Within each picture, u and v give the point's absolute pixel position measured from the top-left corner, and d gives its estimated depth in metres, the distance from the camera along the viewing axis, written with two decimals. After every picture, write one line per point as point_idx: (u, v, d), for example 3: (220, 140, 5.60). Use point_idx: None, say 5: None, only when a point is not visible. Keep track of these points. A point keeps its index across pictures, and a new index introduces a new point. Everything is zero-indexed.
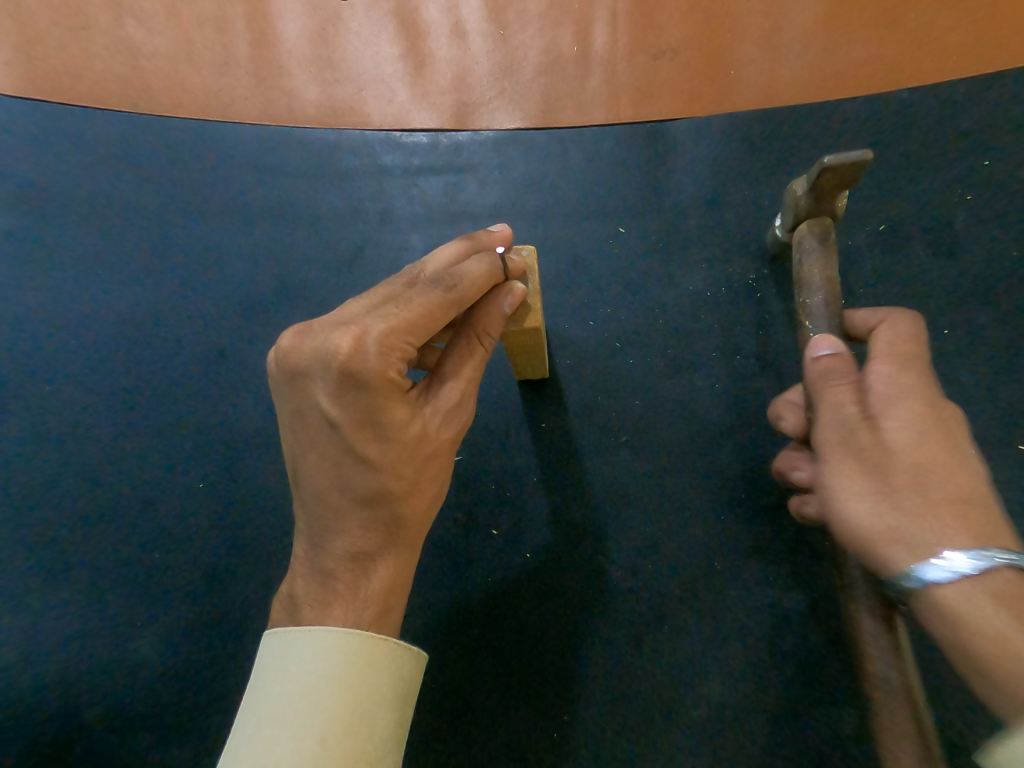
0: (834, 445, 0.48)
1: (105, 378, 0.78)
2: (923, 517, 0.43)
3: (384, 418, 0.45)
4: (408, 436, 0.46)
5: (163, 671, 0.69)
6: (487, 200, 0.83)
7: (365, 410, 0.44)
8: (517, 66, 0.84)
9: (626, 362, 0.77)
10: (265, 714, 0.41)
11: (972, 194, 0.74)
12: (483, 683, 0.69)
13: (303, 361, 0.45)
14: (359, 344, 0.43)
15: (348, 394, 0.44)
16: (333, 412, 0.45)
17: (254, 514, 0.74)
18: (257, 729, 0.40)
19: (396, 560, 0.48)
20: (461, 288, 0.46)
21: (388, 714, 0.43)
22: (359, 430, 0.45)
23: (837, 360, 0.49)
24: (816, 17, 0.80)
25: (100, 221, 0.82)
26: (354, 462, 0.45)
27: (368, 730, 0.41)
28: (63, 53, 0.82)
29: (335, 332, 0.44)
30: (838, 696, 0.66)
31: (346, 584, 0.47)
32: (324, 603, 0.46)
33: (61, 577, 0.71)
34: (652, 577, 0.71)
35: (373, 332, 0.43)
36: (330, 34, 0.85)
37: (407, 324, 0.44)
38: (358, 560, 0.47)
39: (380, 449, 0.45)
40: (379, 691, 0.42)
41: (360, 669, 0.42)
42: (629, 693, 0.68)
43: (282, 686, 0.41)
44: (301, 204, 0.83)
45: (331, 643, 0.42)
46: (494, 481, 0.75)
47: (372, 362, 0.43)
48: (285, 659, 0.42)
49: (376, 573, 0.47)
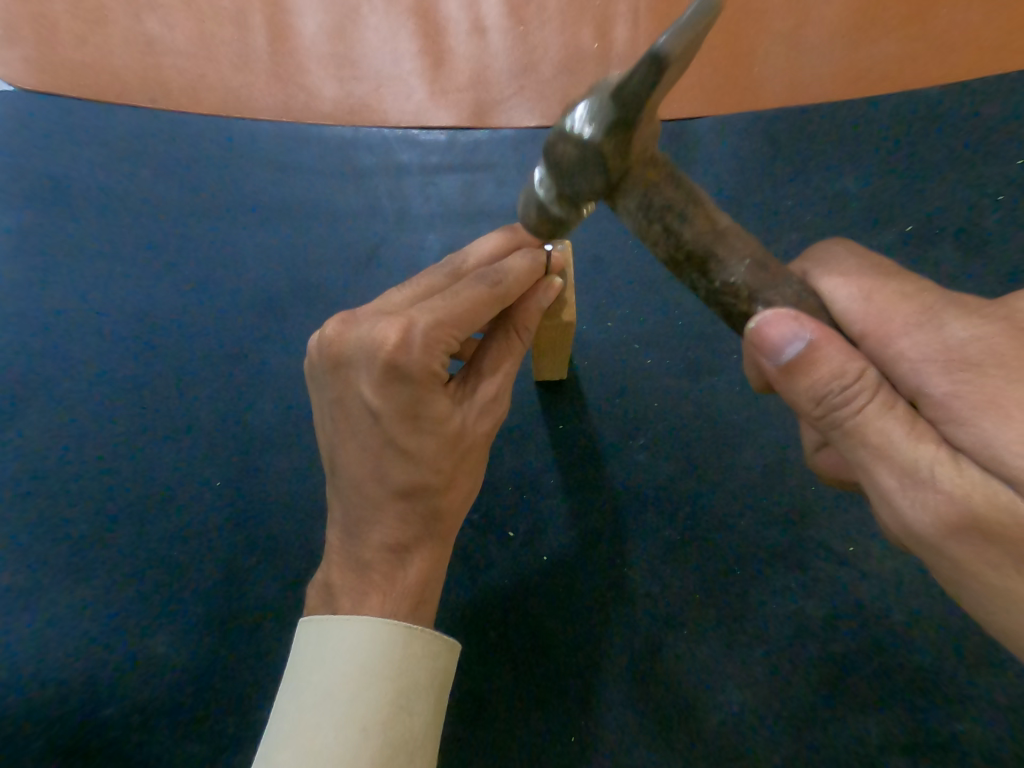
0: (904, 490, 0.37)
1: (122, 376, 0.77)
2: (1009, 518, 0.33)
3: (427, 409, 0.45)
4: (449, 429, 0.46)
5: (183, 670, 0.68)
6: (506, 199, 0.82)
7: (407, 403, 0.44)
8: (537, 62, 0.82)
9: (645, 361, 0.77)
10: (304, 702, 0.40)
11: (1000, 194, 0.74)
12: (505, 682, 0.69)
13: (345, 351, 0.45)
14: (406, 336, 0.43)
15: (392, 385, 0.43)
16: (376, 404, 0.44)
17: (274, 512, 0.73)
18: (298, 717, 0.40)
19: (431, 552, 0.48)
20: (505, 284, 0.45)
21: (426, 705, 0.42)
22: (400, 423, 0.44)
23: (817, 351, 0.38)
24: (844, 11, 0.76)
25: (119, 217, 0.81)
26: (394, 455, 0.45)
27: (407, 721, 0.41)
28: (78, 47, 0.80)
29: (380, 323, 0.43)
30: (863, 697, 0.65)
31: (382, 574, 0.46)
32: (361, 593, 0.46)
33: (80, 577, 0.70)
34: (674, 576, 0.70)
35: (419, 323, 0.43)
36: (346, 29, 0.82)
37: (452, 316, 0.44)
38: (395, 552, 0.47)
39: (421, 442, 0.45)
40: (418, 681, 0.42)
41: (400, 659, 0.41)
42: (655, 692, 0.67)
43: (321, 675, 0.41)
44: (320, 201, 0.82)
45: (371, 631, 0.41)
46: (512, 481, 0.75)
47: (418, 354, 0.43)
48: (325, 646, 0.42)
49: (413, 565, 0.47)
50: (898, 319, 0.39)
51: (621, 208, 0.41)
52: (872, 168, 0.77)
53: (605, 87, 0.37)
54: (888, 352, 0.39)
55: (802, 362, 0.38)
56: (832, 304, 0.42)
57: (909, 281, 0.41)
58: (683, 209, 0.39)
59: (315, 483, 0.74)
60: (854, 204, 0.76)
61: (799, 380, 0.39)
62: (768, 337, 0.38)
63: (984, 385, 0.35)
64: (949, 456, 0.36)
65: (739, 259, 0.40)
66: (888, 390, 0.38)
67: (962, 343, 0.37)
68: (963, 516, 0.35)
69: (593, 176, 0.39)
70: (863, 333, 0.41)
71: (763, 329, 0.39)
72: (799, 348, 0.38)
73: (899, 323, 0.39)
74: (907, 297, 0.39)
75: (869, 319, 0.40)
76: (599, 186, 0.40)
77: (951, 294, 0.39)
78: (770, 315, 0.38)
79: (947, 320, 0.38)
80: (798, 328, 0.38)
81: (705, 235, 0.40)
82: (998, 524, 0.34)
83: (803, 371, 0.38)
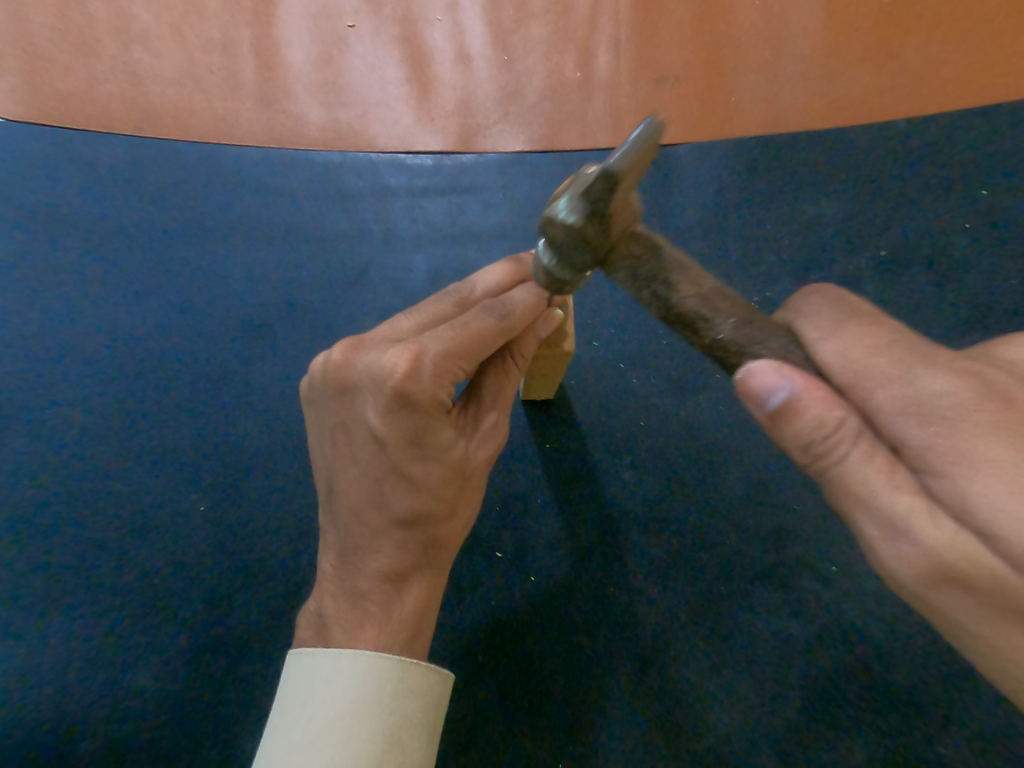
0: (884, 538, 0.38)
1: (107, 400, 0.77)
2: (985, 570, 0.34)
3: (433, 439, 0.45)
4: (453, 459, 0.47)
5: (169, 699, 0.67)
6: (493, 222, 0.83)
7: (413, 431, 0.45)
8: (521, 90, 0.84)
9: (630, 382, 0.78)
10: (296, 738, 0.40)
11: (968, 221, 0.76)
12: (495, 708, 0.68)
13: (352, 378, 0.46)
14: (415, 365, 0.43)
15: (399, 413, 0.44)
16: (382, 431, 0.45)
17: (263, 536, 0.73)
18: (289, 754, 0.40)
19: (428, 583, 0.48)
20: (512, 318, 0.46)
21: (419, 740, 0.42)
22: (406, 451, 0.45)
23: (801, 400, 0.39)
24: (815, 44, 0.80)
25: (103, 240, 0.81)
26: (398, 483, 0.45)
27: (400, 757, 0.41)
28: (65, 75, 0.80)
29: (387, 351, 0.44)
30: (847, 713, 0.66)
31: (378, 606, 0.46)
32: (355, 625, 0.46)
33: (63, 608, 0.69)
34: (665, 594, 0.71)
35: (429, 352, 0.44)
36: (334, 58, 0.84)
37: (461, 347, 0.44)
38: (393, 581, 0.47)
39: (426, 471, 0.46)
40: (410, 716, 0.42)
41: (392, 694, 0.42)
42: (647, 711, 0.68)
43: (314, 710, 0.41)
44: (308, 225, 0.83)
45: (362, 666, 0.42)
46: (501, 500, 0.75)
47: (427, 383, 0.44)
48: (316, 681, 0.42)
49: (408, 596, 0.47)
50: (872, 375, 0.39)
51: (612, 279, 0.45)
52: (846, 193, 0.80)
53: (580, 173, 0.40)
54: (868, 403, 0.39)
55: (784, 412, 0.39)
56: (816, 356, 0.42)
57: (885, 331, 0.40)
58: (667, 277, 0.43)
59: (304, 507, 0.74)
60: (830, 230, 0.79)
61: (782, 428, 0.40)
62: (751, 386, 0.40)
63: (955, 442, 0.35)
64: (925, 503, 0.36)
65: (725, 316, 0.42)
66: (869, 438, 0.38)
67: (938, 397, 0.36)
68: (936, 566, 0.36)
69: (583, 258, 0.43)
70: (841, 386, 0.40)
71: (750, 376, 0.40)
72: (781, 396, 0.39)
73: (878, 375, 0.38)
74: (877, 351, 0.39)
75: (846, 376, 0.40)
76: (589, 262, 0.44)
77: (922, 347, 0.39)
78: (752, 367, 0.39)
79: (920, 375, 0.37)
80: (781, 378, 0.39)
81: (691, 299, 0.42)
82: (971, 574, 0.35)
83: (787, 420, 0.39)
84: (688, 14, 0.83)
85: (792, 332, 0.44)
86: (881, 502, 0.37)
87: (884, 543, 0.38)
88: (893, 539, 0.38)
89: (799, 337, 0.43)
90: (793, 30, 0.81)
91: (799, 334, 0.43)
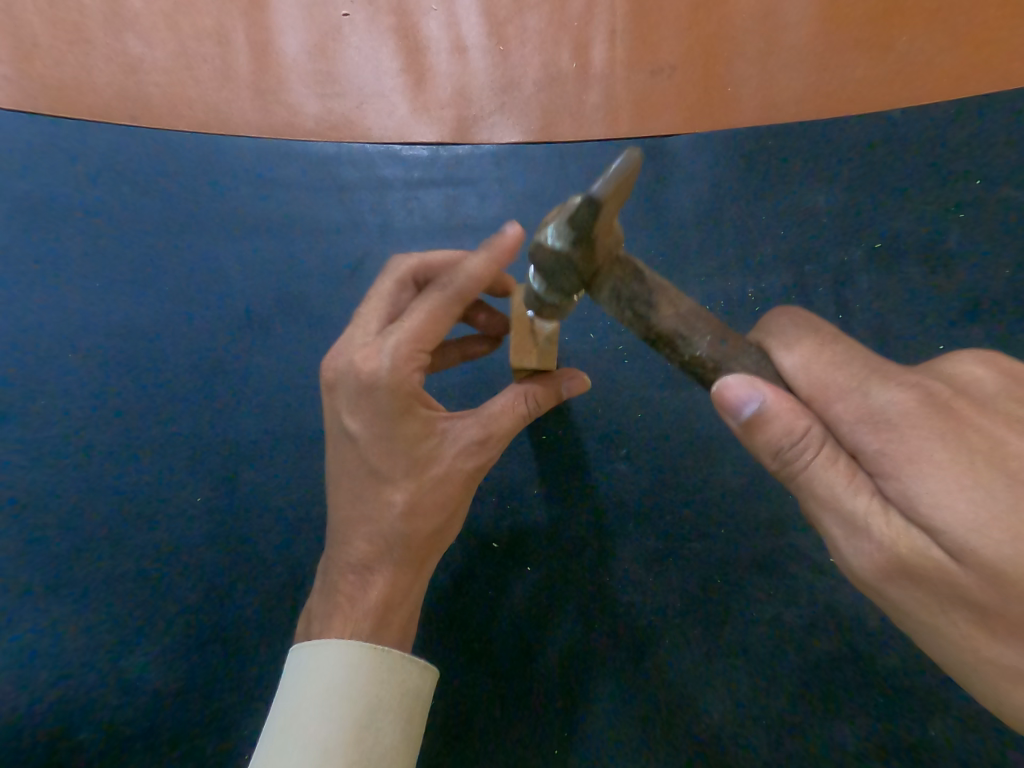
0: (845, 536, 0.42)
1: (102, 391, 0.77)
2: (928, 564, 0.38)
3: (398, 433, 0.52)
4: (416, 456, 0.53)
5: (169, 687, 0.68)
6: (489, 213, 0.83)
7: (379, 424, 0.52)
8: (517, 81, 0.84)
9: (624, 373, 0.78)
10: (280, 721, 0.45)
11: (962, 212, 0.76)
12: (488, 697, 0.69)
13: (330, 373, 0.54)
14: (377, 361, 0.51)
15: (367, 408, 0.52)
16: (354, 424, 0.53)
17: (260, 527, 0.73)
18: (274, 735, 0.44)
19: (395, 577, 0.54)
20: (459, 284, 0.52)
21: (393, 723, 0.46)
22: (373, 443, 0.52)
23: (770, 411, 0.41)
24: (811, 33, 0.79)
25: (97, 231, 0.81)
26: (368, 472, 0.53)
27: (374, 740, 0.45)
28: (56, 62, 0.79)
29: (357, 350, 0.52)
30: (838, 700, 0.67)
31: (347, 595, 0.53)
32: (328, 613, 0.53)
33: (62, 598, 0.70)
34: (655, 583, 0.72)
35: (387, 348, 0.51)
36: (328, 47, 0.84)
37: (417, 336, 0.52)
38: (362, 569, 0.53)
39: (391, 463, 0.52)
40: (384, 703, 0.46)
41: (365, 682, 0.45)
42: (635, 700, 0.69)
43: (297, 695, 0.45)
44: (304, 216, 0.83)
45: (337, 657, 0.45)
46: (496, 492, 0.75)
47: (385, 375, 0.51)
48: (299, 674, 0.46)
49: (374, 586, 0.53)
50: (833, 387, 0.42)
51: (597, 298, 0.48)
52: (842, 183, 0.79)
53: (565, 212, 0.43)
54: (828, 414, 0.43)
55: (755, 421, 0.42)
56: (783, 370, 0.45)
57: (843, 346, 0.44)
58: (648, 299, 0.45)
59: (300, 498, 0.74)
60: (826, 221, 0.79)
61: (751, 433, 0.43)
62: (727, 399, 0.42)
63: (908, 447, 0.39)
64: (881, 507, 0.40)
65: (701, 335, 0.45)
66: (833, 443, 0.42)
67: (887, 408, 0.40)
68: (890, 561, 0.40)
69: (567, 282, 0.46)
70: (807, 399, 0.44)
71: (724, 389, 0.42)
72: (755, 405, 0.41)
73: (837, 388, 0.42)
74: (839, 365, 0.43)
75: (808, 387, 0.44)
76: (573, 284, 0.46)
77: (876, 362, 0.43)
78: (726, 379, 0.42)
79: (871, 389, 0.41)
80: (753, 391, 0.41)
81: (669, 319, 0.45)
82: (919, 567, 0.39)
83: (758, 427, 0.42)
84: (685, 4, 0.82)
85: (762, 349, 0.46)
86: (845, 502, 0.41)
87: (843, 541, 0.42)
88: (855, 538, 0.41)
89: (768, 355, 0.46)
90: (790, 19, 0.80)
91: (773, 355, 0.45)
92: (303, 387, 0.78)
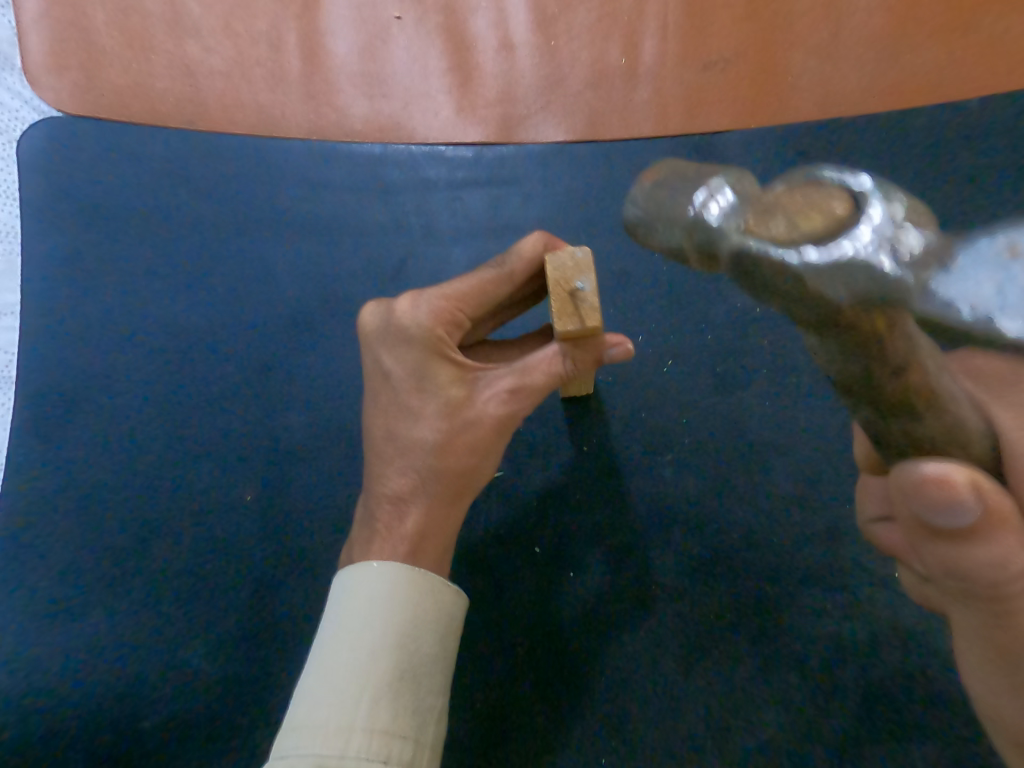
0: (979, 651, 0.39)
1: (155, 385, 0.79)
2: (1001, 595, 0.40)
3: (431, 372, 0.54)
4: (449, 396, 0.54)
5: (215, 672, 0.70)
6: (531, 214, 0.82)
7: (414, 363, 0.55)
8: (564, 77, 0.83)
9: (673, 381, 0.75)
10: (324, 637, 0.47)
11: None
12: (528, 699, 0.68)
13: (366, 324, 0.58)
14: (416, 310, 0.55)
15: (402, 350, 0.55)
16: (388, 362, 0.56)
17: (301, 522, 0.74)
18: (318, 651, 0.47)
19: (431, 510, 0.54)
20: (509, 264, 0.57)
21: (430, 636, 0.48)
22: (409, 380, 0.55)
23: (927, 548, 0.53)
24: (879, 24, 0.76)
25: (151, 230, 0.83)
26: (402, 409, 0.55)
27: (414, 649, 0.46)
28: (122, 71, 0.83)
29: (398, 300, 0.57)
30: (903, 721, 0.64)
31: (384, 523, 0.54)
32: (368, 539, 0.53)
33: (117, 584, 0.72)
34: (699, 591, 0.69)
35: (427, 300, 0.55)
36: (376, 49, 0.84)
37: (455, 293, 0.56)
38: (397, 502, 0.54)
39: (423, 400, 0.54)
40: (421, 616, 0.48)
41: (403, 596, 0.48)
42: (681, 710, 0.66)
43: (338, 614, 0.48)
44: (350, 217, 0.83)
45: (377, 575, 0.48)
46: (537, 495, 0.74)
47: (423, 320, 0.55)
48: (341, 595, 0.49)
49: (410, 517, 0.54)
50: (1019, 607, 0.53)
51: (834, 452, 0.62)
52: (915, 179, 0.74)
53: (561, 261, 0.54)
54: None
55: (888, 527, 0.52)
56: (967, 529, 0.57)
57: None
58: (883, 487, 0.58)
59: (341, 498, 0.74)
60: None
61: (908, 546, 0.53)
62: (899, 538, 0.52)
63: None
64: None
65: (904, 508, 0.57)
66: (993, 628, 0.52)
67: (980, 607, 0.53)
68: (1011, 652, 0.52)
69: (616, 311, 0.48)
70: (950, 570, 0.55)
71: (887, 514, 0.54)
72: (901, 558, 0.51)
73: None
74: None
75: None
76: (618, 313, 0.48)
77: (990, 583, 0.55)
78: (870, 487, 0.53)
79: None
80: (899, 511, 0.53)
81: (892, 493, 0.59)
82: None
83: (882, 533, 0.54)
84: None
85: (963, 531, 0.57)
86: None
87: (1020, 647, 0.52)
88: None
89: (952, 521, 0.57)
90: (857, 9, 0.77)
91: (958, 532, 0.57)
92: (346, 385, 0.78)
